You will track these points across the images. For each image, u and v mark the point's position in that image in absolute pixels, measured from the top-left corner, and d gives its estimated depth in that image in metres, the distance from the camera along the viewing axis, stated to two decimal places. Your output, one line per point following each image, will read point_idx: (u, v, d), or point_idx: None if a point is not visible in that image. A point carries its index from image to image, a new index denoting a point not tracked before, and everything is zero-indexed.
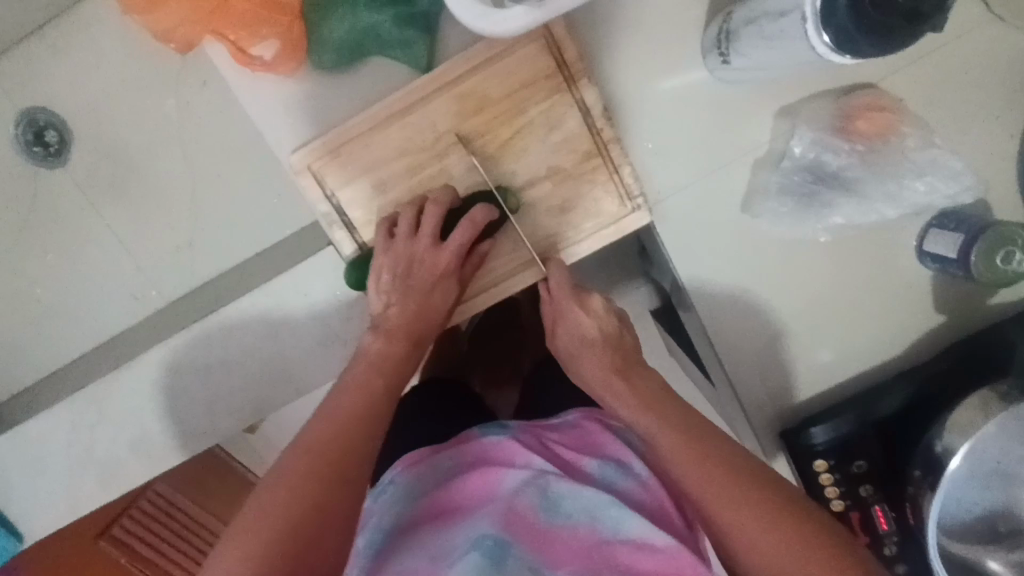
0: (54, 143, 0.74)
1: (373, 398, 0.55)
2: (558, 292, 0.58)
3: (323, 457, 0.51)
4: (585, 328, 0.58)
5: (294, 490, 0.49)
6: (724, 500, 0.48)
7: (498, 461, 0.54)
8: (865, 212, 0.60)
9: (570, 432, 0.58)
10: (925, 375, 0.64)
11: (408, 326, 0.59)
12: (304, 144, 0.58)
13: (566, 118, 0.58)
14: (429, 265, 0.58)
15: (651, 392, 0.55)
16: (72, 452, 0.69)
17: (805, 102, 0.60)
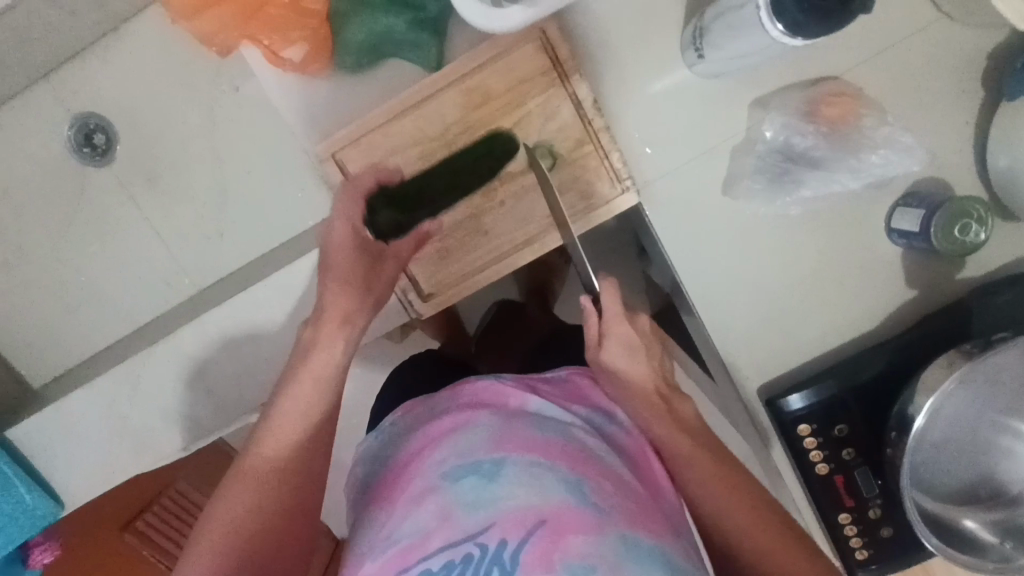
0: (102, 145, 0.82)
1: (314, 399, 0.57)
2: (610, 311, 0.63)
3: (288, 437, 0.55)
4: (635, 346, 0.62)
5: (253, 496, 0.53)
6: (692, 459, 0.56)
7: (489, 400, 0.59)
8: (827, 184, 0.67)
9: (562, 385, 0.63)
10: (899, 343, 0.69)
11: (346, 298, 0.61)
12: (328, 136, 0.66)
13: (561, 109, 0.65)
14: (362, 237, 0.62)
15: (681, 413, 0.61)
16: (113, 421, 0.75)
17: (774, 94, 0.67)
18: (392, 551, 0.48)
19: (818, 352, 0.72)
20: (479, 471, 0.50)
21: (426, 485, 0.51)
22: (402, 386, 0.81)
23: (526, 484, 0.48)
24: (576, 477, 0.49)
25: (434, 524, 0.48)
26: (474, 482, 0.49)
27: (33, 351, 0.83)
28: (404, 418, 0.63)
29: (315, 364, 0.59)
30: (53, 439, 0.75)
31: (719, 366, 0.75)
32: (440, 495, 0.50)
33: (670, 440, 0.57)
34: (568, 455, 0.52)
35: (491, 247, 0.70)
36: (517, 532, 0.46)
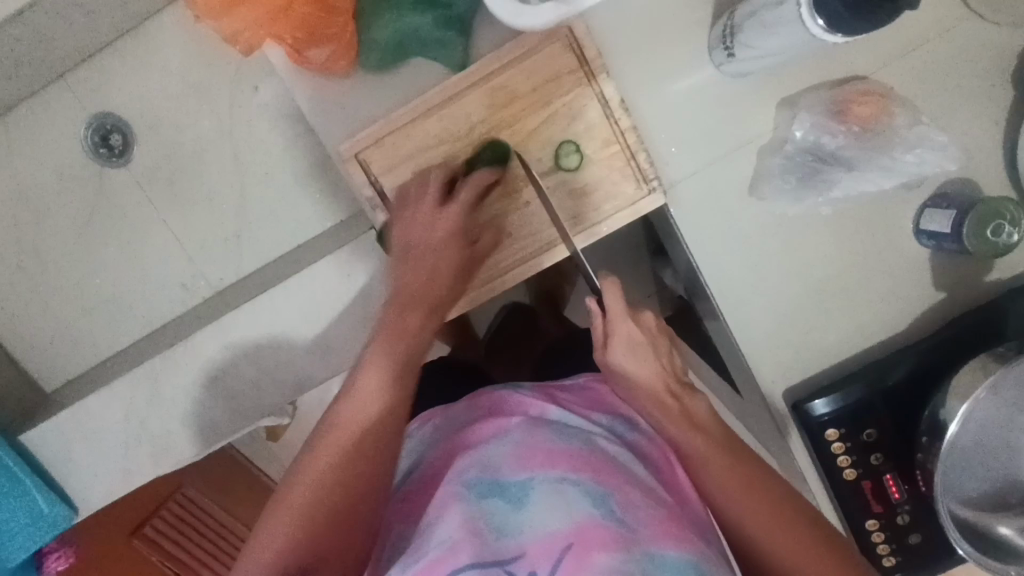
0: (118, 145, 0.81)
1: (392, 375, 0.57)
2: (613, 310, 0.59)
3: (365, 408, 0.56)
4: (639, 344, 0.59)
5: (315, 486, 0.53)
6: (718, 467, 0.54)
7: (509, 409, 0.58)
8: (862, 182, 0.66)
9: (580, 392, 0.62)
10: (927, 346, 0.68)
11: (423, 295, 0.60)
12: (351, 136, 0.65)
13: (587, 109, 0.64)
14: (433, 230, 0.61)
15: (695, 415, 0.57)
16: (129, 425, 0.74)
17: (802, 94, 0.66)
18: (414, 566, 0.46)
19: (845, 356, 0.71)
20: (505, 493, 0.49)
21: (448, 493, 0.50)
22: (421, 392, 0.80)
23: (551, 501, 0.47)
24: (601, 489, 0.48)
25: (458, 537, 0.46)
26: (500, 505, 0.48)
27: (48, 354, 0.82)
28: (425, 430, 0.62)
29: (393, 348, 0.58)
30: (69, 444, 0.74)
31: (744, 370, 0.74)
32: (465, 509, 0.48)
33: (688, 439, 0.55)
34: (592, 465, 0.50)
35: (514, 251, 0.69)
36: (546, 563, 0.45)
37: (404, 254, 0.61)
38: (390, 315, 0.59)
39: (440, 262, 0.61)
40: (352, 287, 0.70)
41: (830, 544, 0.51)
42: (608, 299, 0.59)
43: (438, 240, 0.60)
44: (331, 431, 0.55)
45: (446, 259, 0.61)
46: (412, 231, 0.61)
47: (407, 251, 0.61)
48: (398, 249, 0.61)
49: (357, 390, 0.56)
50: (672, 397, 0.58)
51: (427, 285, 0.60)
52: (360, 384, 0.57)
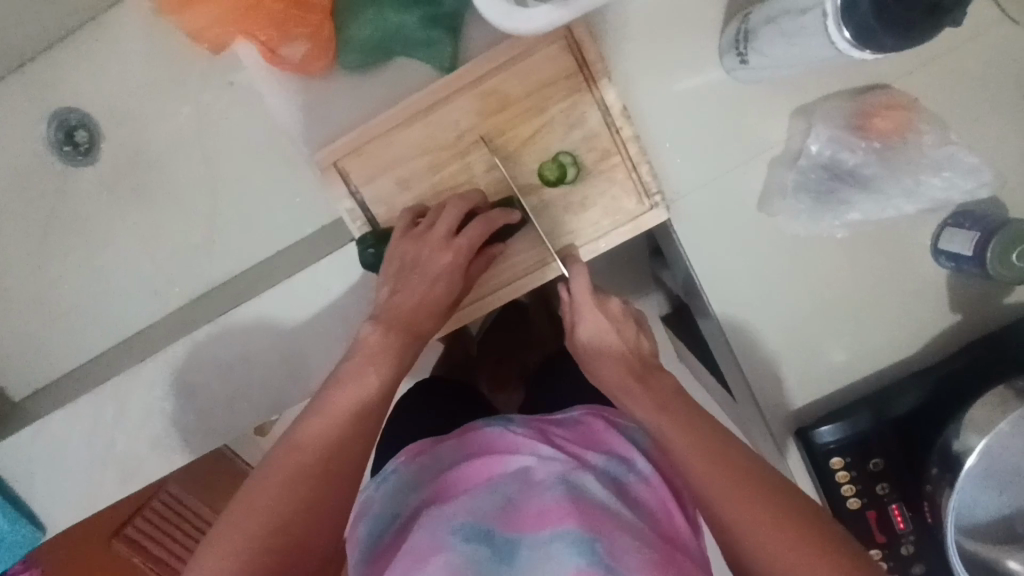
0: (84, 143, 0.76)
1: (359, 395, 0.53)
2: (579, 294, 0.57)
3: (328, 429, 0.51)
4: (605, 330, 0.57)
5: (274, 493, 0.48)
6: (712, 477, 0.47)
7: (499, 448, 0.55)
8: (883, 208, 0.61)
9: (574, 429, 0.59)
10: (938, 375, 0.65)
11: (409, 316, 0.57)
12: (326, 143, 0.60)
13: (586, 117, 0.59)
14: (438, 258, 0.57)
15: (659, 389, 0.53)
16: (95, 443, 0.70)
17: (819, 103, 0.61)
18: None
19: (851, 381, 0.68)
20: (491, 543, 0.46)
21: (429, 541, 0.46)
22: (405, 409, 0.76)
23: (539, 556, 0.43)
24: (589, 536, 0.44)
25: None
26: (486, 557, 0.45)
27: (11, 363, 0.77)
28: (409, 464, 0.58)
29: (366, 367, 0.54)
30: (32, 463, 0.70)
31: (746, 392, 0.70)
32: (446, 561, 0.44)
33: (652, 415, 0.52)
34: (579, 512, 0.46)
35: (506, 268, 0.64)
36: None
37: (398, 269, 0.57)
38: (371, 336, 0.56)
39: (432, 289, 0.57)
40: (333, 301, 0.66)
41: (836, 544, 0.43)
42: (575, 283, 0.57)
43: (438, 268, 0.57)
44: (287, 450, 0.50)
45: (441, 289, 0.58)
46: (407, 246, 0.57)
47: (404, 266, 0.57)
48: (392, 261, 0.57)
49: (324, 405, 0.52)
50: (634, 372, 0.55)
51: (417, 309, 0.57)
52: (329, 402, 0.52)
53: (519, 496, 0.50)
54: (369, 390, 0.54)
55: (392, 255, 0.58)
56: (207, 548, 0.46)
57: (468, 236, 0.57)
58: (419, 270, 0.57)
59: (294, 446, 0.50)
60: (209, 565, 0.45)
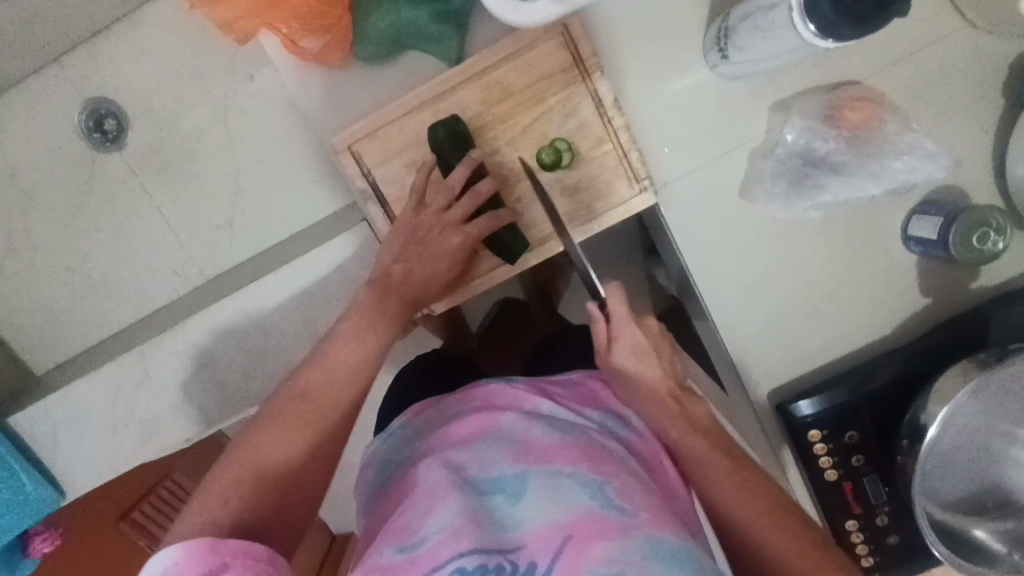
0: (113, 130, 0.81)
1: (360, 354, 0.57)
2: (619, 313, 0.59)
3: (330, 385, 0.55)
4: (643, 348, 0.60)
5: (279, 438, 0.52)
6: (735, 494, 0.54)
7: (500, 401, 0.59)
8: (851, 190, 0.66)
9: (574, 388, 0.63)
10: (907, 354, 0.69)
11: (414, 281, 0.63)
12: (344, 129, 0.65)
13: (580, 107, 0.65)
14: (439, 231, 0.63)
15: (695, 415, 0.59)
16: (116, 411, 0.74)
17: (795, 97, 0.66)
18: (420, 549, 0.47)
19: (828, 359, 0.72)
20: (503, 486, 0.51)
21: (445, 481, 0.50)
22: (409, 388, 0.80)
23: (549, 495, 0.49)
24: (599, 481, 0.50)
25: (459, 523, 0.47)
26: (500, 500, 0.50)
27: (38, 337, 0.82)
28: (416, 419, 0.62)
29: (366, 331, 0.58)
30: (56, 427, 0.74)
31: (730, 369, 0.75)
32: (463, 499, 0.49)
33: (677, 429, 0.57)
34: (588, 458, 0.52)
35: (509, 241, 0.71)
36: (545, 554, 0.47)
37: (405, 242, 0.62)
38: (366, 297, 0.60)
39: (435, 263, 0.64)
40: (345, 278, 0.71)
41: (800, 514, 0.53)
42: (614, 302, 0.60)
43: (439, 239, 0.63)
44: (292, 400, 0.54)
45: (445, 262, 0.64)
46: (408, 227, 0.62)
47: (409, 239, 0.62)
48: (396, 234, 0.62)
49: (325, 360, 0.56)
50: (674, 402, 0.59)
51: (419, 284, 0.64)
52: (328, 359, 0.56)
53: (524, 440, 0.54)
54: (367, 350, 0.57)
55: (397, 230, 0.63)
56: (215, 481, 0.50)
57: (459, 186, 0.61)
58: (425, 244, 0.63)
59: (300, 395, 0.54)
60: (207, 498, 0.48)
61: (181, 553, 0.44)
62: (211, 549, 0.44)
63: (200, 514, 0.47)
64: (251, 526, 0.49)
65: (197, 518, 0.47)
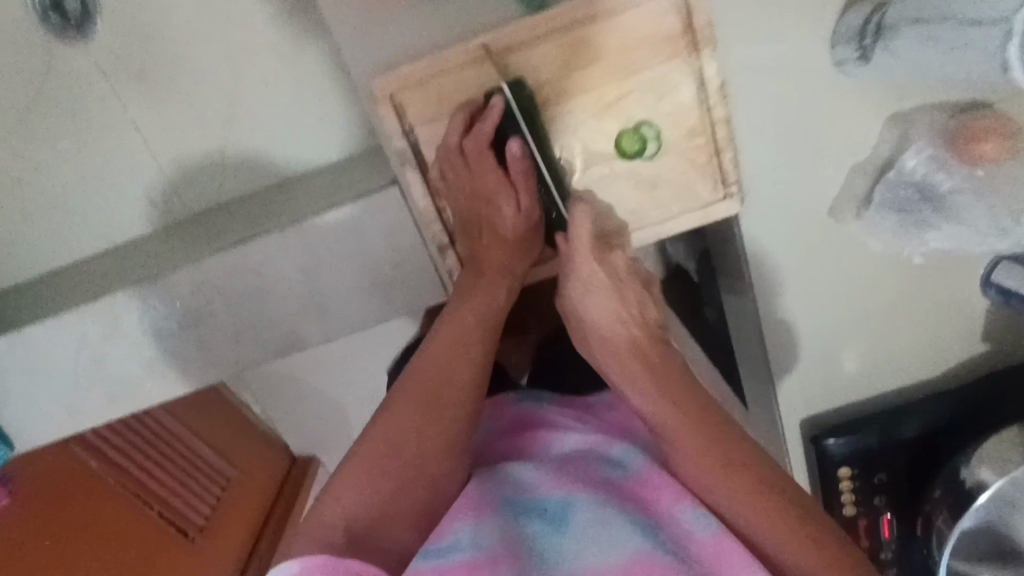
0: (75, 13, 0.61)
1: (471, 336, 0.52)
2: (577, 240, 0.55)
3: (441, 373, 0.50)
4: (597, 284, 0.56)
5: (399, 426, 0.47)
6: (752, 500, 0.46)
7: (534, 423, 0.61)
8: (976, 241, 0.56)
9: (606, 410, 0.63)
10: (954, 405, 0.66)
11: (491, 261, 0.56)
12: (386, 70, 0.52)
13: (677, 89, 0.54)
14: (496, 220, 0.55)
15: (657, 362, 0.54)
16: (81, 362, 0.65)
17: (920, 113, 0.55)
18: (450, 561, 0.42)
19: (865, 394, 0.69)
20: (545, 513, 0.48)
21: (480, 501, 0.47)
22: None
23: (596, 526, 0.45)
24: (648, 524, 0.46)
25: (499, 552, 0.43)
26: (541, 527, 0.47)
27: None
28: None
29: (466, 308, 0.53)
30: (5, 372, 0.64)
31: (764, 390, 0.70)
32: (501, 522, 0.46)
33: (626, 369, 0.54)
34: (633, 501, 0.49)
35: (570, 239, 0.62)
36: None
37: (472, 226, 0.56)
38: (465, 281, 0.56)
39: (507, 219, 0.55)
40: (363, 248, 0.63)
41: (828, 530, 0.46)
42: (575, 226, 0.55)
43: (507, 228, 0.55)
44: (404, 386, 0.49)
45: (517, 212, 0.55)
46: (461, 193, 0.55)
47: (479, 224, 0.56)
48: (463, 220, 0.56)
49: (438, 339, 0.51)
50: (640, 356, 0.54)
51: (505, 253, 0.56)
52: (436, 342, 0.51)
53: (569, 463, 0.53)
54: (471, 331, 0.52)
55: (467, 217, 0.56)
56: (338, 478, 0.45)
57: (491, 130, 0.51)
58: (488, 226, 0.56)
59: (404, 379, 0.50)
60: (336, 492, 0.44)
61: (298, 567, 0.38)
62: (328, 562, 0.38)
63: (316, 515, 0.43)
64: (366, 525, 0.43)
65: (326, 516, 0.43)
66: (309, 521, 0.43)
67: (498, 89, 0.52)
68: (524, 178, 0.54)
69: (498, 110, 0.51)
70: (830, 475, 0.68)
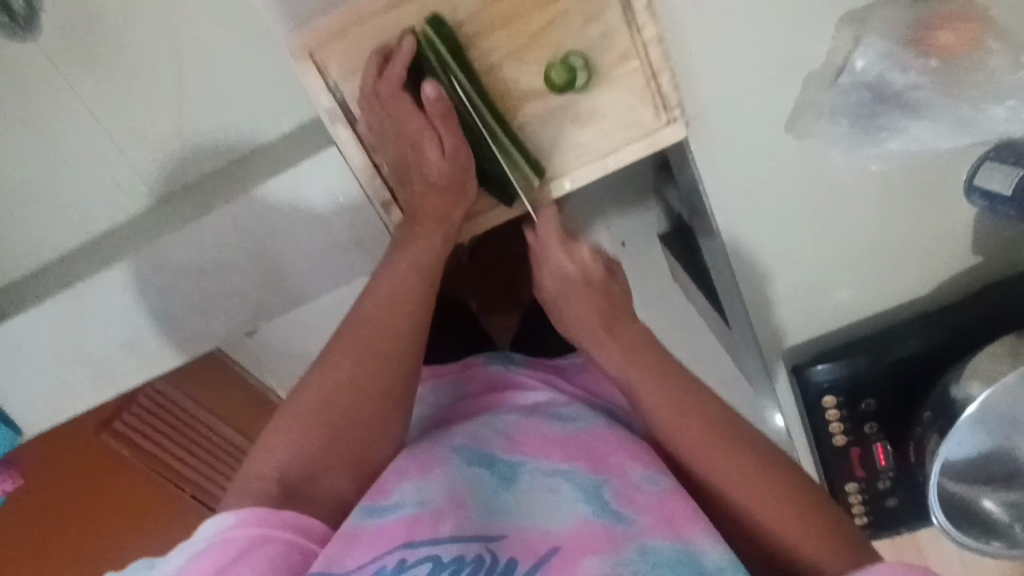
0: (22, 10, 0.61)
1: (409, 286, 0.52)
2: (546, 237, 0.54)
3: (378, 329, 0.50)
4: (569, 279, 0.53)
5: (334, 381, 0.48)
6: (739, 481, 0.47)
7: (503, 386, 0.59)
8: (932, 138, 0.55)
9: (578, 374, 0.62)
10: (948, 319, 0.62)
11: (425, 210, 0.55)
12: (300, 24, 0.51)
13: (606, 11, 0.52)
14: (423, 166, 0.54)
15: (629, 341, 0.52)
16: (69, 344, 0.69)
17: (874, 9, 0.51)
18: (392, 516, 0.41)
19: (849, 323, 0.65)
20: (495, 467, 0.47)
21: (431, 457, 0.46)
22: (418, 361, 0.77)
23: (541, 494, 0.44)
24: (596, 482, 0.45)
25: (442, 504, 0.41)
26: (489, 479, 0.46)
27: None
28: (422, 398, 0.61)
29: (407, 261, 0.53)
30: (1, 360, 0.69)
31: (743, 324, 0.68)
32: (449, 473, 0.45)
33: (606, 354, 0.52)
34: (588, 457, 0.48)
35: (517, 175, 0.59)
36: (529, 557, 0.39)
37: (402, 174, 0.56)
38: (398, 235, 0.55)
39: (432, 162, 0.53)
40: (315, 213, 0.64)
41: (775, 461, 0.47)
42: (541, 223, 0.55)
43: (436, 174, 0.54)
44: (342, 336, 0.50)
45: (443, 155, 0.53)
46: (388, 141, 0.55)
47: (407, 170, 0.55)
48: (396, 168, 0.56)
49: (379, 291, 0.52)
50: (610, 327, 0.52)
51: (439, 199, 0.55)
52: (373, 293, 0.51)
53: (520, 425, 0.51)
54: (407, 286, 0.52)
55: (400, 169, 0.56)
56: (273, 432, 0.46)
57: (398, 72, 0.51)
58: (415, 171, 0.54)
59: (343, 331, 0.50)
60: (270, 446, 0.45)
61: (235, 519, 0.40)
62: (265, 516, 0.41)
63: (252, 470, 0.44)
64: (299, 482, 0.45)
65: (259, 475, 0.44)
66: (245, 471, 0.45)
67: (416, 30, 0.51)
68: (442, 117, 0.52)
69: (408, 51, 0.50)
70: (812, 409, 0.66)
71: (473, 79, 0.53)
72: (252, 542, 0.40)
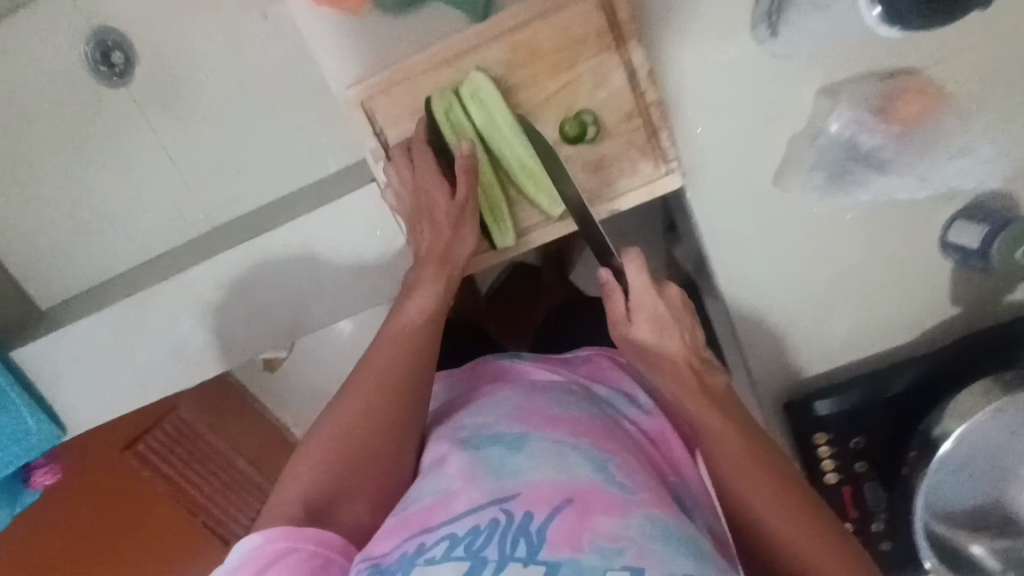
0: (120, 64, 0.76)
1: (418, 329, 0.60)
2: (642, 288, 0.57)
3: (386, 364, 0.58)
4: (665, 321, 0.57)
5: (350, 413, 0.56)
6: (739, 475, 0.52)
7: (508, 377, 0.62)
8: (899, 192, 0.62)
9: (583, 364, 0.65)
10: (936, 359, 0.67)
11: (438, 253, 0.61)
12: (358, 81, 0.62)
13: (612, 76, 0.60)
14: (438, 213, 0.61)
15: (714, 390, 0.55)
16: (120, 350, 0.76)
17: (847, 82, 0.59)
18: (415, 507, 0.47)
19: (838, 363, 0.70)
20: (502, 440, 0.50)
21: (448, 450, 0.52)
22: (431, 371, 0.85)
23: (549, 456, 0.47)
24: (603, 458, 0.48)
25: (457, 486, 0.46)
26: (497, 451, 0.49)
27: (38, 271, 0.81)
28: (436, 394, 0.66)
29: (416, 305, 0.61)
30: (59, 360, 0.77)
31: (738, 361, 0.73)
32: (462, 458, 0.50)
33: (692, 393, 0.55)
34: (592, 435, 0.50)
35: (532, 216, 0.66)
36: (544, 506, 0.43)
37: (416, 219, 0.63)
38: (413, 274, 0.62)
39: (443, 206, 0.61)
40: (351, 243, 0.71)
41: (785, 470, 0.52)
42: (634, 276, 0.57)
43: (447, 220, 0.61)
44: (359, 374, 0.58)
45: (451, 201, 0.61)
46: (406, 193, 0.62)
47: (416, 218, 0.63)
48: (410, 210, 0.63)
49: (389, 334, 0.60)
50: (698, 377, 0.56)
51: (441, 243, 0.61)
52: (386, 336, 0.60)
53: (527, 402, 0.54)
54: (415, 329, 0.60)
55: (417, 215, 0.63)
56: (299, 461, 0.54)
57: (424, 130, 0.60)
58: (427, 216, 0.62)
59: (361, 367, 0.59)
60: (298, 475, 0.53)
61: (262, 538, 0.47)
62: (288, 531, 0.47)
63: (281, 494, 0.53)
64: (322, 504, 0.52)
65: (288, 503, 0.52)
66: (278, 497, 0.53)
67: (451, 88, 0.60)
68: (466, 171, 0.59)
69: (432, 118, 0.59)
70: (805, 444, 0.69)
71: (496, 138, 0.61)
72: (280, 552, 0.46)
